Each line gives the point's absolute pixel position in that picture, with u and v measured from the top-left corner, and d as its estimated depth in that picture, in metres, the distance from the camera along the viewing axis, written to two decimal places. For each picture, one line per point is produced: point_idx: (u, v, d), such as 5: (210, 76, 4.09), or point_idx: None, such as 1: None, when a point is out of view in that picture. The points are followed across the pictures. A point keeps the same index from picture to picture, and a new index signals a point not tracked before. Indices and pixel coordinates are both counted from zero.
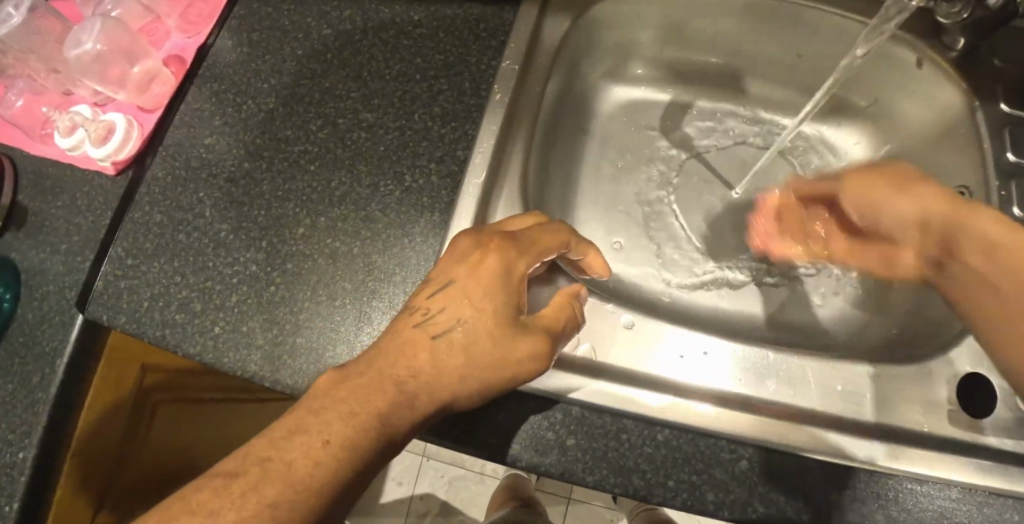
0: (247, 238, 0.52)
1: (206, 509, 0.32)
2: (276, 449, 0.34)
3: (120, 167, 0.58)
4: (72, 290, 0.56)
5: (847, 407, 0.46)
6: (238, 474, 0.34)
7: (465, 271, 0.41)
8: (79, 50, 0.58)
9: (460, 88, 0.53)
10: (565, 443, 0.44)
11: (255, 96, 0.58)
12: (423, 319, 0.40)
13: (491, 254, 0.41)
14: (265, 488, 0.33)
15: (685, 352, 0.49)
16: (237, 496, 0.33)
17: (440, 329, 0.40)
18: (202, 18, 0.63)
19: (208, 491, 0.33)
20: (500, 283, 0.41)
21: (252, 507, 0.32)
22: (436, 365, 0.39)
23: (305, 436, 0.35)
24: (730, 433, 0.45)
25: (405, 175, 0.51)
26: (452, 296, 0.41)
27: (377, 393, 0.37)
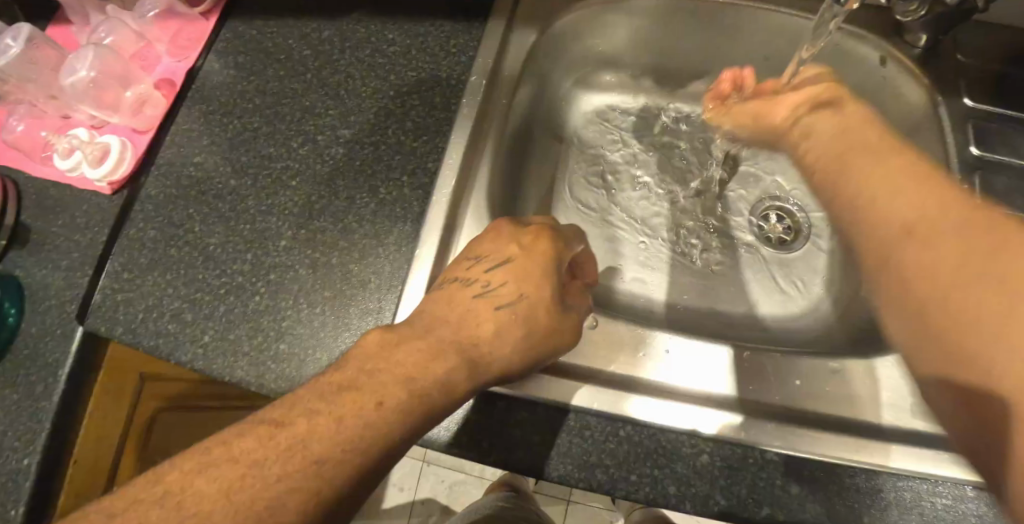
0: (235, 251, 0.55)
1: (249, 458, 0.34)
2: (324, 403, 0.37)
3: (115, 188, 0.61)
4: (73, 304, 0.59)
5: (808, 402, 0.48)
6: (286, 426, 0.36)
7: (519, 251, 0.47)
8: (73, 77, 0.62)
9: (432, 103, 0.55)
10: (531, 439, 0.47)
11: (242, 115, 0.61)
12: (483, 291, 0.45)
13: (544, 239, 0.48)
14: (313, 443, 0.35)
15: (653, 349, 0.51)
16: (282, 449, 0.35)
17: (503, 299, 0.45)
18: (192, 42, 0.65)
19: (253, 439, 0.35)
20: (550, 264, 0.47)
21: (301, 459, 0.35)
22: (497, 330, 0.44)
23: (356, 394, 0.37)
24: (693, 428, 0.47)
25: (380, 187, 0.53)
26: (514, 272, 0.46)
27: (442, 357, 0.41)
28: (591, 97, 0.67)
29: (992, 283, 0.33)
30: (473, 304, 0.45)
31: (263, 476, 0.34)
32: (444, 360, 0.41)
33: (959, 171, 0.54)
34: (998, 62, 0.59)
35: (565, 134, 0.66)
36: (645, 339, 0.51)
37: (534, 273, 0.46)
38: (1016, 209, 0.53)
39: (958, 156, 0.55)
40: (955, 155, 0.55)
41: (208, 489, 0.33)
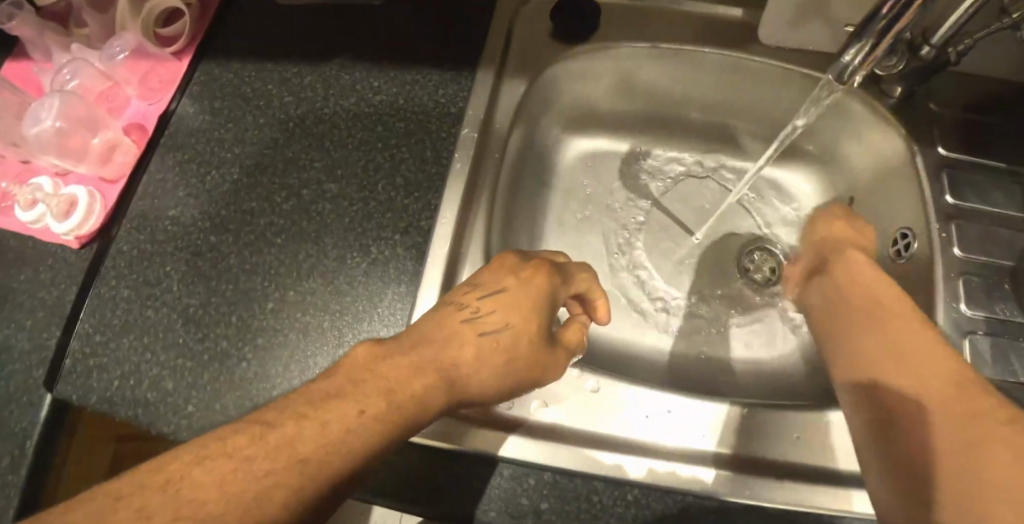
0: (217, 313, 0.53)
1: (241, 454, 0.32)
2: (314, 408, 0.35)
3: (84, 241, 0.58)
4: (40, 369, 0.55)
5: (794, 455, 0.49)
6: (277, 425, 0.34)
7: (516, 283, 0.46)
8: (38, 127, 0.59)
9: (422, 157, 0.54)
10: (538, 508, 0.46)
11: (220, 166, 0.58)
12: (472, 316, 0.44)
13: (542, 274, 0.47)
14: (299, 443, 0.33)
15: (615, 395, 0.51)
16: (273, 446, 0.33)
17: (489, 326, 0.43)
18: (163, 85, 0.63)
19: (245, 437, 0.33)
20: (543, 302, 0.46)
21: (290, 457, 0.33)
22: (477, 357, 0.42)
23: (342, 401, 0.36)
24: (657, 482, 0.47)
25: (371, 246, 0.52)
26: (504, 302, 0.45)
27: (420, 373, 0.40)
28: (579, 137, 0.67)
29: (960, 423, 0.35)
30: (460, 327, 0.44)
31: (252, 472, 0.32)
32: (419, 380, 0.39)
33: (936, 221, 0.56)
34: (969, 110, 0.61)
35: (552, 178, 0.65)
36: (612, 391, 0.51)
37: (525, 306, 0.45)
38: (990, 256, 0.55)
39: (935, 205, 0.57)
40: (933, 204, 0.56)
41: (205, 479, 0.31)
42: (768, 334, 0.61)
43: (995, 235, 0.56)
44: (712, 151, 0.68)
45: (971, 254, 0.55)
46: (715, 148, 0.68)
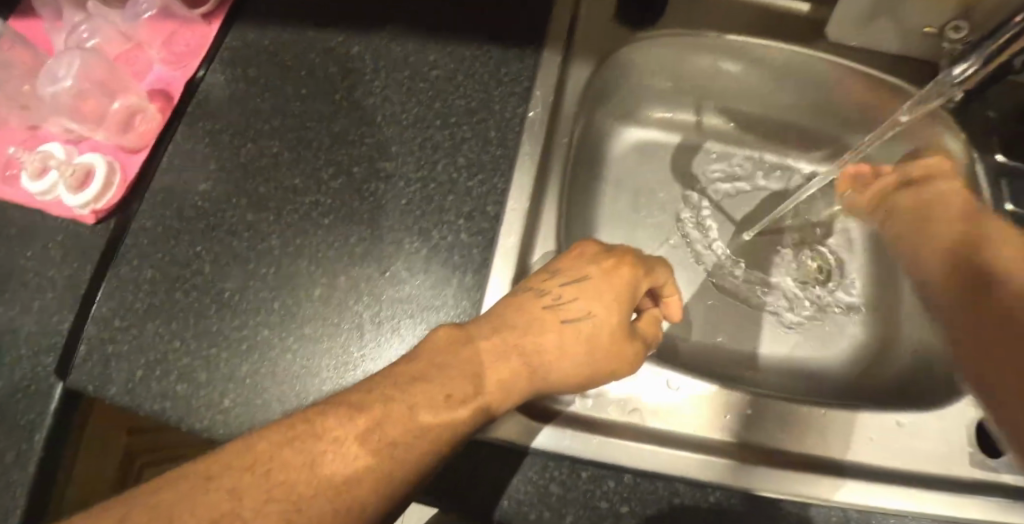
0: (257, 299, 0.48)
1: (330, 436, 0.37)
2: (400, 391, 0.39)
3: (101, 215, 0.53)
4: (50, 355, 0.50)
5: (860, 453, 0.48)
6: (363, 409, 0.38)
7: (597, 272, 0.46)
8: (55, 86, 0.53)
9: (485, 137, 0.50)
10: (619, 511, 0.44)
11: (257, 138, 0.54)
12: (554, 302, 0.44)
13: (623, 266, 0.46)
14: (387, 427, 0.37)
15: (681, 386, 0.49)
16: (362, 430, 0.37)
17: (570, 314, 0.44)
18: (190, 49, 0.57)
19: (334, 418, 0.37)
20: (625, 293, 0.45)
21: (375, 443, 0.37)
22: (557, 345, 0.43)
23: (427, 385, 0.40)
24: (695, 475, 0.45)
25: (431, 231, 0.48)
26: (586, 291, 0.45)
27: (502, 362, 0.42)
28: (633, 131, 0.64)
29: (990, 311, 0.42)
30: (542, 314, 0.44)
31: (341, 454, 0.36)
32: (503, 363, 0.42)
33: None
34: None
35: (604, 167, 0.63)
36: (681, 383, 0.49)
37: (606, 296, 0.44)
38: None
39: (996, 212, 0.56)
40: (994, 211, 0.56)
41: (294, 460, 0.35)
42: (812, 336, 0.60)
43: None
44: (766, 149, 0.66)
45: None
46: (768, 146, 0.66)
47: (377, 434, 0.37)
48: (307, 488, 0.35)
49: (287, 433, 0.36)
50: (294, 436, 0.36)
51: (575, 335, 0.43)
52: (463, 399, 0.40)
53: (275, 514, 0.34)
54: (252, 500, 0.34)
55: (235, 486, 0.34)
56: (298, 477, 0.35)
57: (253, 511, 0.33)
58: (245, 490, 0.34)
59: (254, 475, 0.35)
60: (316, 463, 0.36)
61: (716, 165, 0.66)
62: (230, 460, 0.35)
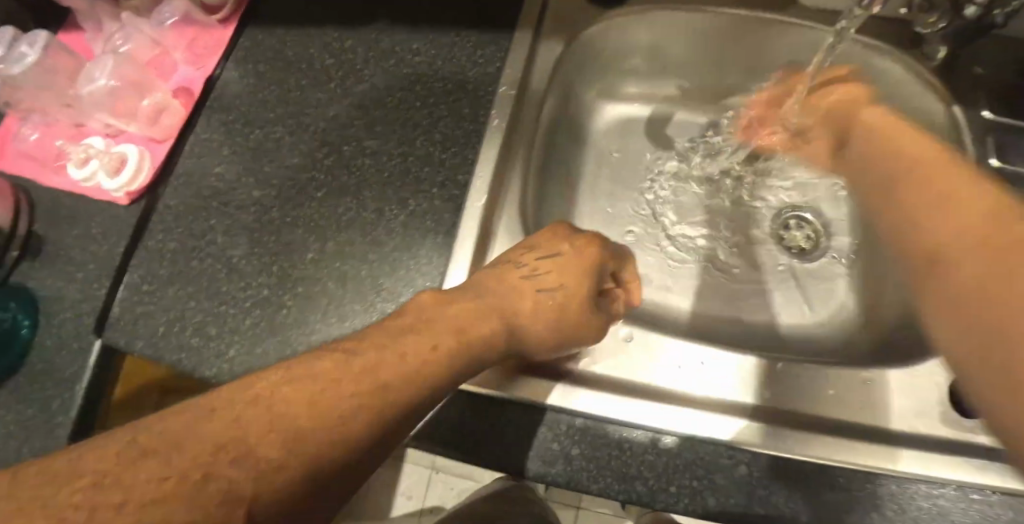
0: (260, 263, 0.54)
1: (327, 376, 0.32)
2: (391, 341, 0.36)
3: (133, 196, 0.61)
4: (91, 316, 0.58)
5: (823, 409, 0.48)
6: (358, 355, 0.34)
7: (570, 250, 0.47)
8: (92, 85, 0.61)
9: (459, 114, 0.55)
10: (570, 452, 0.46)
11: (263, 124, 0.60)
12: (529, 274, 0.46)
13: (594, 245, 0.48)
14: (381, 372, 0.34)
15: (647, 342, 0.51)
16: (357, 372, 0.33)
17: (545, 285, 0.45)
18: (209, 51, 0.65)
19: (329, 362, 0.33)
20: (595, 270, 0.47)
21: (370, 383, 0.33)
22: (535, 310, 0.44)
23: (414, 338, 0.37)
24: (648, 423, 0.47)
25: (409, 199, 0.53)
26: (561, 266, 0.46)
27: (484, 320, 0.42)
28: (612, 105, 0.67)
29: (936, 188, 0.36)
30: (517, 284, 0.45)
31: (337, 393, 0.32)
32: (483, 322, 0.41)
33: None
34: (1017, 74, 0.59)
35: (586, 145, 0.66)
36: (645, 338, 0.51)
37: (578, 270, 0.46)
38: None
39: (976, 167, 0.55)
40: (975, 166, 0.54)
41: (292, 396, 0.31)
42: (786, 306, 0.61)
43: None
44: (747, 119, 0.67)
45: None
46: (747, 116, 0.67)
47: (371, 376, 0.33)
48: (306, 419, 0.30)
49: (283, 375, 0.32)
50: (293, 375, 0.32)
51: (548, 301, 0.44)
52: (448, 352, 0.38)
53: (276, 443, 0.29)
54: (253, 428, 0.29)
55: (239, 414, 0.29)
56: (298, 409, 0.30)
57: (256, 433, 0.29)
58: (248, 419, 0.29)
59: (260, 408, 0.30)
60: (313, 401, 0.31)
61: (695, 138, 0.68)
62: (232, 396, 0.30)
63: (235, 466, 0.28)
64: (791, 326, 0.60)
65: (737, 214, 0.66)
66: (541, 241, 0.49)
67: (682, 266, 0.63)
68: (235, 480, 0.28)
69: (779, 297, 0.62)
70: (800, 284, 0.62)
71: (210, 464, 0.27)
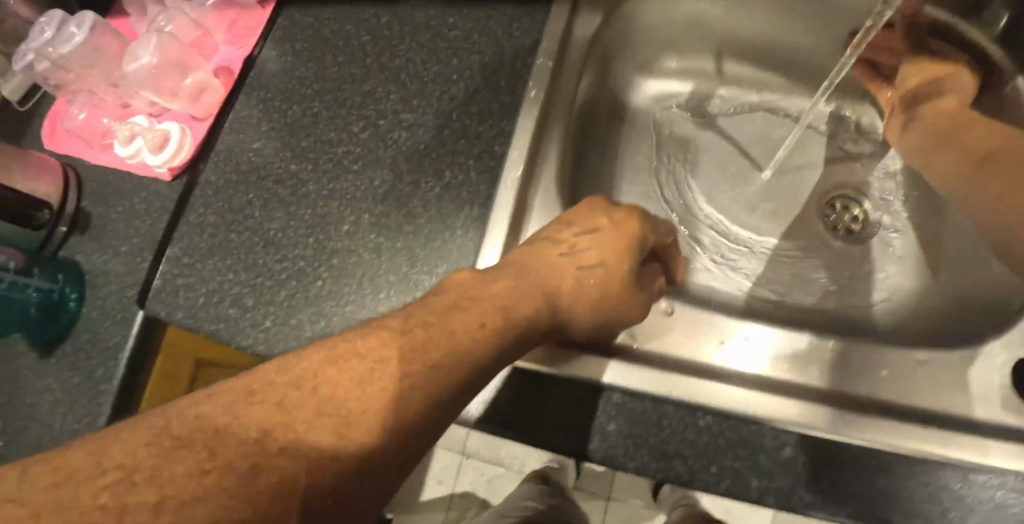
0: (297, 235, 0.55)
1: (374, 355, 0.31)
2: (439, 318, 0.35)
3: (175, 172, 0.62)
4: (134, 289, 0.59)
5: (878, 390, 0.45)
6: (406, 332, 0.33)
7: (610, 224, 0.44)
8: (135, 63, 0.61)
9: (496, 87, 0.55)
10: (605, 428, 0.45)
11: (300, 101, 0.60)
12: (570, 251, 0.42)
13: (635, 217, 0.44)
14: (429, 352, 0.33)
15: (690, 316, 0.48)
16: (404, 351, 0.32)
17: (587, 263, 0.42)
18: (248, 31, 0.66)
19: (374, 340, 0.32)
20: (637, 246, 0.44)
21: (417, 363, 0.32)
22: (577, 290, 0.41)
23: (462, 315, 0.36)
24: (690, 400, 0.44)
25: (444, 171, 0.52)
26: (602, 241, 0.43)
27: (526, 301, 0.39)
28: (650, 79, 0.65)
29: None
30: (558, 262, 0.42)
31: (386, 373, 0.31)
32: (526, 303, 0.39)
33: None
34: None
35: (624, 122, 0.64)
36: (687, 311, 0.48)
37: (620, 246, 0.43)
38: None
39: None
40: None
41: (340, 377, 0.30)
42: (833, 289, 0.59)
43: None
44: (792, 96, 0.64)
45: None
46: (793, 92, 0.64)
47: (421, 357, 0.32)
48: (356, 404, 0.29)
49: (327, 357, 0.31)
50: (337, 355, 0.31)
51: (593, 282, 0.42)
52: (495, 331, 0.36)
53: (327, 429, 0.28)
54: (300, 413, 0.28)
55: (283, 398, 0.28)
56: (349, 392, 0.29)
57: (304, 420, 0.28)
58: (294, 404, 0.28)
59: (305, 392, 0.29)
60: (363, 381, 0.30)
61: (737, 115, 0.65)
62: (272, 377, 0.29)
63: (286, 456, 0.26)
64: (840, 306, 0.57)
65: (780, 194, 0.63)
66: (578, 213, 0.45)
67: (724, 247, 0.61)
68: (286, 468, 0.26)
69: (824, 278, 0.59)
70: (846, 265, 0.60)
71: (260, 454, 0.26)
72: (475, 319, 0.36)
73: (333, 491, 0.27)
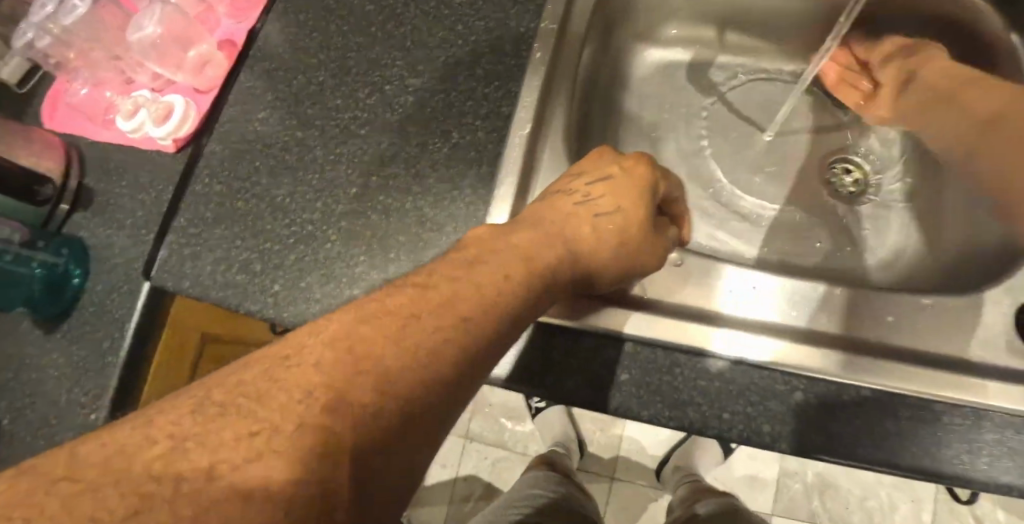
0: (305, 201, 0.55)
1: (406, 310, 0.31)
2: (462, 272, 0.34)
3: (181, 144, 0.61)
4: (140, 261, 0.59)
5: (885, 336, 0.46)
6: (430, 288, 0.33)
7: (620, 171, 0.44)
8: (139, 33, 0.61)
9: (502, 51, 0.55)
10: (619, 378, 0.45)
11: (305, 71, 0.60)
12: (583, 199, 0.43)
13: (643, 163, 0.45)
14: (458, 303, 0.32)
15: (697, 269, 0.48)
16: (435, 304, 0.31)
17: (602, 209, 0.42)
18: (251, 5, 0.66)
19: (402, 297, 0.31)
20: (649, 190, 0.44)
21: (450, 316, 0.31)
22: (593, 236, 0.41)
23: (485, 267, 0.35)
24: (700, 348, 0.45)
25: (452, 132, 0.53)
26: (614, 190, 0.43)
27: (549, 247, 0.39)
28: (655, 48, 0.65)
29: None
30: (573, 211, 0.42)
31: (420, 327, 0.30)
32: (548, 249, 0.39)
33: None
34: None
35: (627, 90, 0.65)
36: (693, 262, 0.49)
37: (633, 191, 0.43)
38: None
39: None
40: None
41: (372, 334, 0.29)
42: (837, 251, 0.59)
43: None
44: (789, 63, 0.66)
45: None
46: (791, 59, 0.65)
47: (450, 310, 0.32)
48: (393, 360, 0.29)
49: (357, 316, 0.30)
50: (368, 314, 0.30)
51: (609, 226, 0.42)
52: (522, 283, 0.36)
53: (367, 385, 0.28)
54: (338, 373, 0.27)
55: (320, 359, 0.28)
56: (384, 349, 0.29)
57: (342, 379, 0.27)
58: (330, 364, 0.28)
59: (338, 349, 0.28)
60: (398, 334, 0.29)
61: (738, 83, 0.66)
62: (305, 340, 0.29)
63: (327, 414, 0.26)
64: (842, 265, 0.59)
65: (781, 158, 0.64)
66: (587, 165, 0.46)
67: (730, 212, 0.62)
68: (325, 423, 0.26)
69: (827, 239, 0.60)
70: (850, 227, 0.60)
71: (301, 416, 0.26)
72: (489, 257, 0.36)
73: (381, 450, 0.27)
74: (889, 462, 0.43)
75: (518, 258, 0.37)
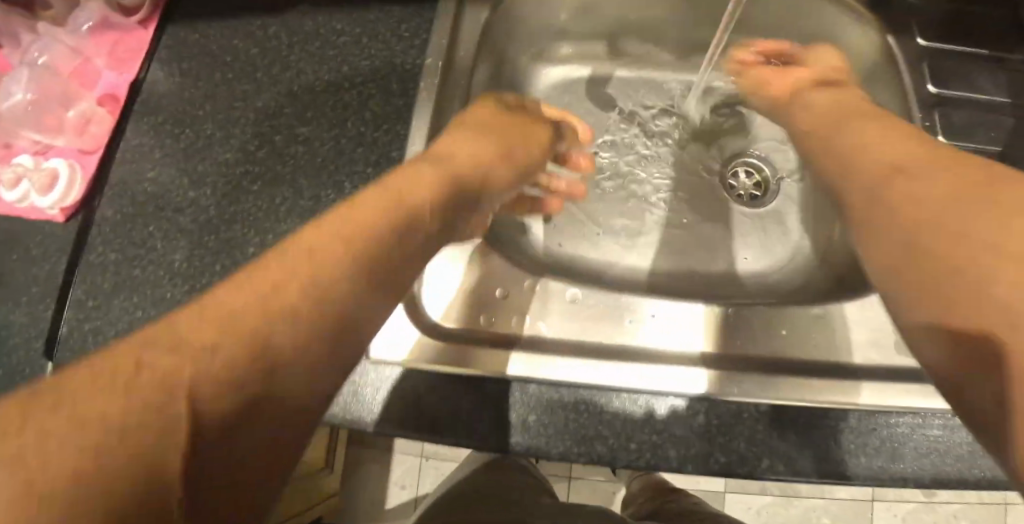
0: (204, 264, 0.53)
1: (251, 292, 0.28)
2: (318, 238, 0.32)
3: (69, 212, 0.58)
4: (39, 340, 0.55)
5: (777, 346, 0.49)
6: (271, 261, 0.30)
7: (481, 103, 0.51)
8: (10, 100, 0.58)
9: (389, 91, 0.54)
10: (526, 420, 0.45)
11: (193, 123, 0.58)
12: (438, 140, 0.47)
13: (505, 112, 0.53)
14: (302, 268, 0.30)
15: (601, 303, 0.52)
16: (281, 280, 0.29)
17: (455, 147, 0.46)
18: (130, 53, 0.62)
19: (244, 281, 0.29)
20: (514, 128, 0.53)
21: (301, 292, 0.29)
22: (458, 165, 0.45)
23: (332, 228, 0.33)
24: (611, 384, 0.47)
25: (345, 182, 0.52)
26: (474, 137, 0.48)
27: (409, 177, 0.39)
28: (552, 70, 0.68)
29: (950, 207, 0.32)
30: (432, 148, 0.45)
31: (270, 305, 0.28)
32: (412, 185, 0.39)
33: (917, 110, 0.54)
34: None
35: None
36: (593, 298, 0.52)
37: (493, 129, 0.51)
38: (972, 141, 0.54)
39: (915, 93, 0.55)
40: (914, 93, 0.54)
41: (213, 323, 0.26)
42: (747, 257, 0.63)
43: (977, 125, 0.54)
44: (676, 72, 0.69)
45: (954, 140, 0.54)
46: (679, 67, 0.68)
47: (292, 281, 0.29)
48: (245, 354, 0.26)
49: (195, 310, 0.27)
50: (209, 299, 0.27)
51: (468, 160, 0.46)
52: (384, 267, 0.34)
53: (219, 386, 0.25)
54: (169, 362, 0.24)
55: (144, 358, 0.24)
56: (230, 333, 0.26)
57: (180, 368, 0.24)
58: (171, 361, 0.24)
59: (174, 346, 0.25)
60: (249, 316, 0.27)
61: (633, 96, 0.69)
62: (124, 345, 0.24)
63: (164, 418, 0.23)
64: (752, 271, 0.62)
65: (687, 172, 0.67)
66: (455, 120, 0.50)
67: (645, 228, 0.64)
68: (191, 389, 0.24)
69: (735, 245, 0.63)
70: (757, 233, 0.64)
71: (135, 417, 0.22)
72: (337, 216, 0.34)
73: (226, 462, 0.25)
74: (793, 471, 0.45)
75: (394, 207, 0.36)
